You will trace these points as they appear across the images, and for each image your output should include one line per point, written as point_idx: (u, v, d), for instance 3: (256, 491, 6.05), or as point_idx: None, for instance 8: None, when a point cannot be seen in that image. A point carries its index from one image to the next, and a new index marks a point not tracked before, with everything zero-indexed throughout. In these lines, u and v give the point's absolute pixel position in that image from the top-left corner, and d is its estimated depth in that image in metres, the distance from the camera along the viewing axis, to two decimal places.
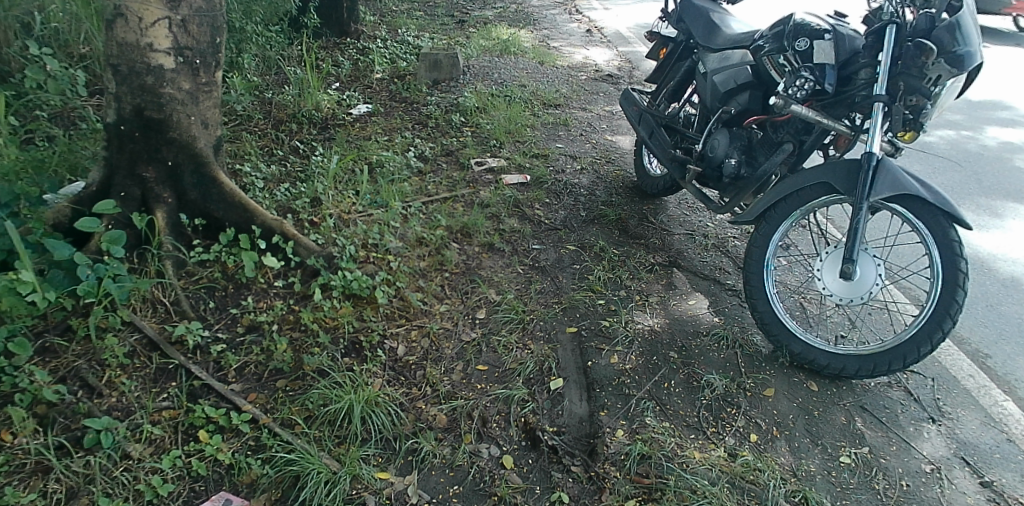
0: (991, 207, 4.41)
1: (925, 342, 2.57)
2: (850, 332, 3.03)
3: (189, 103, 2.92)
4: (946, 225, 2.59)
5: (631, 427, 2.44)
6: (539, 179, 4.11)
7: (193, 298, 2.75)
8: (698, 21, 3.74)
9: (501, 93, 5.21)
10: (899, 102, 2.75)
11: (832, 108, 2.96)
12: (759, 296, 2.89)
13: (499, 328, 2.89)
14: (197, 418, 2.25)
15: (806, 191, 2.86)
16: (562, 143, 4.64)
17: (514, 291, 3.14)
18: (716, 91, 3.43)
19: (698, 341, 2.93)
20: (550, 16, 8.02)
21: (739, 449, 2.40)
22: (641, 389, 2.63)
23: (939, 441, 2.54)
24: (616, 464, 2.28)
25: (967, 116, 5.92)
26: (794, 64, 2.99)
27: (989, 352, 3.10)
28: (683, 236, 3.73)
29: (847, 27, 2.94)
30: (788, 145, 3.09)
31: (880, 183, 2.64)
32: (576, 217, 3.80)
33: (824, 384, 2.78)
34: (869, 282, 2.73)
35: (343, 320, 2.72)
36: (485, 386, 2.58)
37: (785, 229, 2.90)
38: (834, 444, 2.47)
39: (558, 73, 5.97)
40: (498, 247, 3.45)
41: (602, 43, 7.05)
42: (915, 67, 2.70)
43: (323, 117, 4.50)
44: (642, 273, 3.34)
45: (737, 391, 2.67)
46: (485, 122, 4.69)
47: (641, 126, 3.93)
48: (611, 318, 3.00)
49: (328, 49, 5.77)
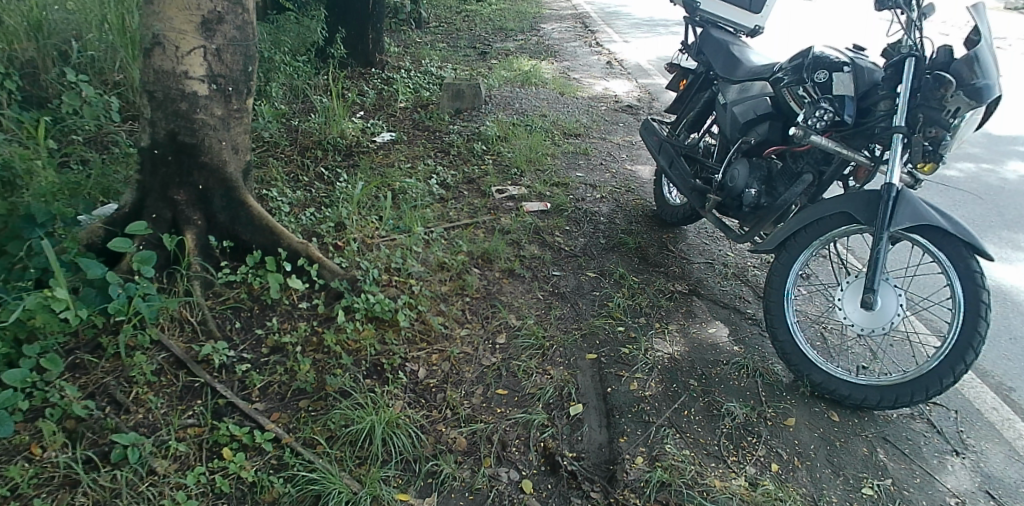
0: (1012, 239, 4.39)
1: (948, 373, 2.56)
2: (871, 363, 3.01)
3: (220, 129, 3.02)
4: (967, 256, 2.60)
5: (651, 454, 2.43)
6: (560, 207, 4.14)
7: (219, 318, 2.81)
8: (717, 52, 3.78)
9: (522, 122, 5.29)
10: (918, 133, 2.79)
11: (851, 138, 2.99)
12: (780, 325, 2.90)
13: (519, 353, 2.89)
14: (222, 435, 2.28)
15: (826, 221, 2.88)
16: (582, 172, 4.67)
17: (534, 316, 3.15)
18: (736, 122, 3.49)
19: (718, 370, 2.92)
20: (572, 48, 8.15)
21: (760, 479, 2.38)
22: (661, 416, 2.63)
23: (963, 475, 2.52)
24: (635, 491, 2.27)
25: (986, 149, 5.92)
26: (813, 95, 3.04)
27: (1012, 385, 3.06)
28: (702, 265, 3.73)
29: (866, 60, 3.00)
30: (808, 176, 3.11)
31: (900, 214, 2.66)
32: (596, 244, 3.81)
33: (846, 415, 2.77)
34: (890, 313, 2.75)
35: (365, 343, 2.75)
36: (505, 410, 2.59)
37: (804, 259, 2.93)
38: (856, 476, 2.46)
39: (579, 103, 6.05)
40: (519, 273, 3.47)
41: (623, 75, 7.14)
42: (934, 99, 2.72)
43: (347, 144, 4.61)
44: (662, 301, 3.34)
45: (758, 421, 2.66)
46: (506, 151, 4.75)
47: (661, 156, 3.96)
48: (630, 345, 3.01)
49: (354, 78, 5.92)
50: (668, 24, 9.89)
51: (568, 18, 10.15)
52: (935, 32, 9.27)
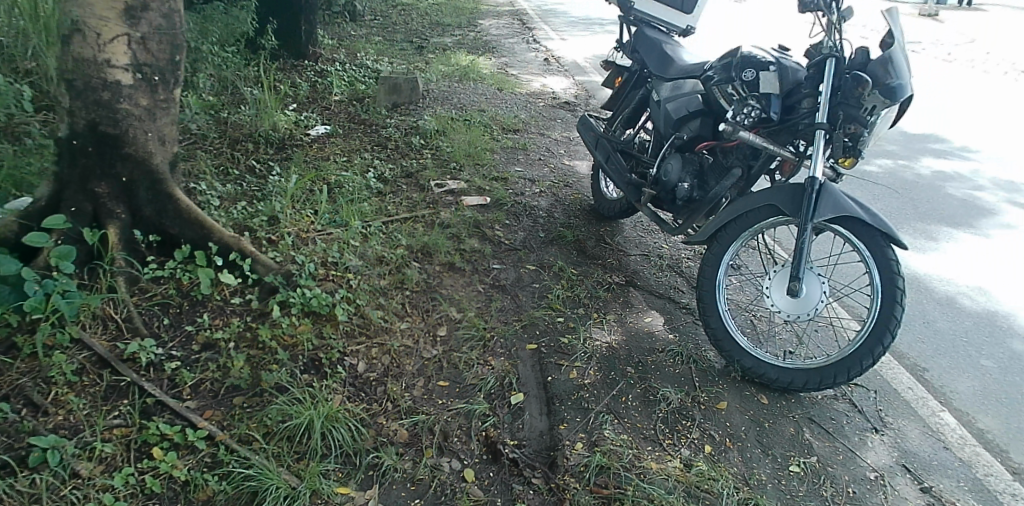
0: (927, 231, 4.76)
1: (867, 355, 2.72)
2: (798, 348, 3.16)
3: (145, 119, 2.90)
4: (885, 245, 2.77)
5: (590, 439, 2.49)
6: (499, 201, 4.15)
7: (146, 315, 2.70)
8: (651, 51, 3.87)
9: (460, 117, 5.29)
10: (838, 130, 2.94)
11: (777, 135, 3.13)
12: (712, 313, 3.02)
13: (460, 345, 2.89)
14: (151, 434, 2.20)
15: (755, 213, 3.02)
16: (521, 167, 4.70)
17: (475, 308, 3.15)
18: (669, 119, 3.59)
19: (654, 357, 3.00)
20: (509, 45, 8.18)
21: (694, 460, 2.47)
22: (599, 403, 2.68)
23: (882, 450, 2.72)
24: (575, 475, 2.32)
25: (902, 146, 6.29)
26: (741, 93, 3.17)
27: (926, 366, 3.39)
28: (638, 257, 3.82)
29: (790, 60, 3.15)
30: (737, 170, 3.24)
31: (822, 206, 2.81)
32: (535, 237, 3.84)
33: (774, 397, 2.90)
34: (814, 299, 2.89)
35: (301, 338, 2.69)
36: (446, 401, 2.59)
37: (735, 249, 3.06)
38: (784, 454, 2.59)
39: (517, 99, 6.08)
40: (458, 266, 3.45)
41: (560, 72, 7.22)
42: (853, 98, 2.88)
43: (280, 137, 4.51)
44: (600, 292, 3.41)
45: (692, 405, 2.76)
46: (445, 145, 4.74)
47: (597, 151, 4.04)
48: (569, 335, 3.06)
49: (286, 70, 5.78)
50: (604, 23, 10.06)
51: (505, 15, 10.19)
52: (856, 36, 9.75)
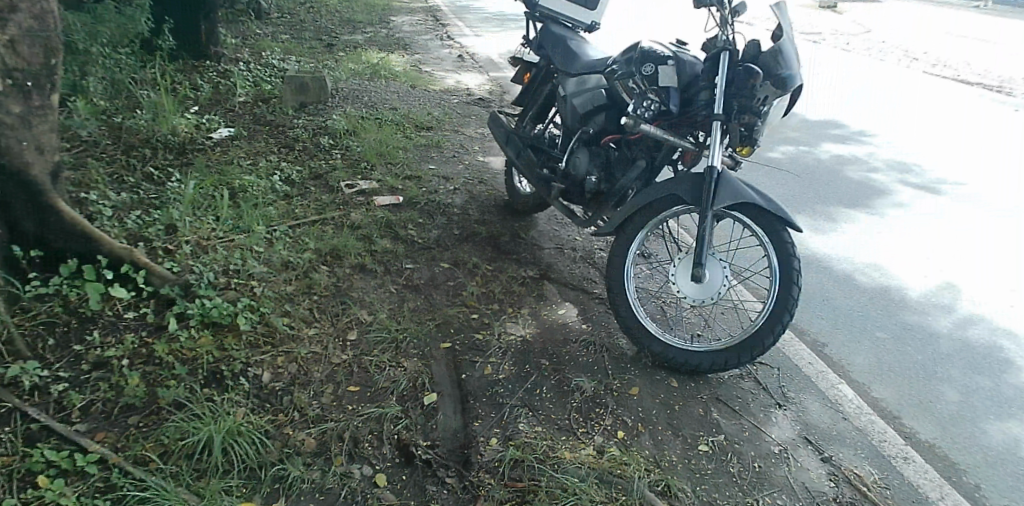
0: (826, 213, 5.02)
1: (768, 334, 2.85)
2: (705, 331, 3.27)
3: (20, 127, 2.70)
4: (780, 229, 2.90)
5: (504, 434, 2.49)
6: (412, 200, 4.11)
7: (29, 335, 2.52)
8: (557, 47, 3.90)
9: (371, 116, 5.20)
10: (733, 120, 3.04)
11: (678, 126, 3.21)
12: (622, 301, 3.09)
13: (371, 349, 2.84)
14: (35, 463, 2.05)
15: (659, 202, 3.09)
16: (434, 165, 4.66)
17: (387, 310, 3.10)
18: (576, 113, 3.63)
19: (568, 348, 3.04)
20: (423, 41, 8.11)
21: (606, 446, 2.52)
22: (514, 397, 2.69)
23: (785, 424, 2.84)
24: (490, 471, 2.32)
25: (803, 133, 6.62)
26: (641, 87, 3.23)
27: (825, 341, 3.57)
28: (552, 250, 3.86)
29: (687, 54, 3.23)
30: (642, 162, 3.30)
31: (721, 193, 2.90)
32: (449, 235, 3.82)
33: (684, 380, 2.99)
34: (717, 283, 3.00)
35: (201, 351, 2.58)
36: (357, 406, 2.54)
37: (641, 238, 3.13)
38: (694, 434, 2.67)
39: (430, 96, 6.03)
40: (370, 268, 3.39)
41: (474, 68, 7.20)
42: (746, 89, 2.99)
43: (180, 142, 4.31)
44: (514, 287, 3.42)
45: (605, 392, 2.81)
46: (355, 145, 4.64)
47: (508, 147, 4.04)
48: (484, 331, 3.06)
49: (186, 71, 5.53)
50: (518, 18, 10.11)
51: (419, 11, 10.09)
52: (759, 28, 10.17)
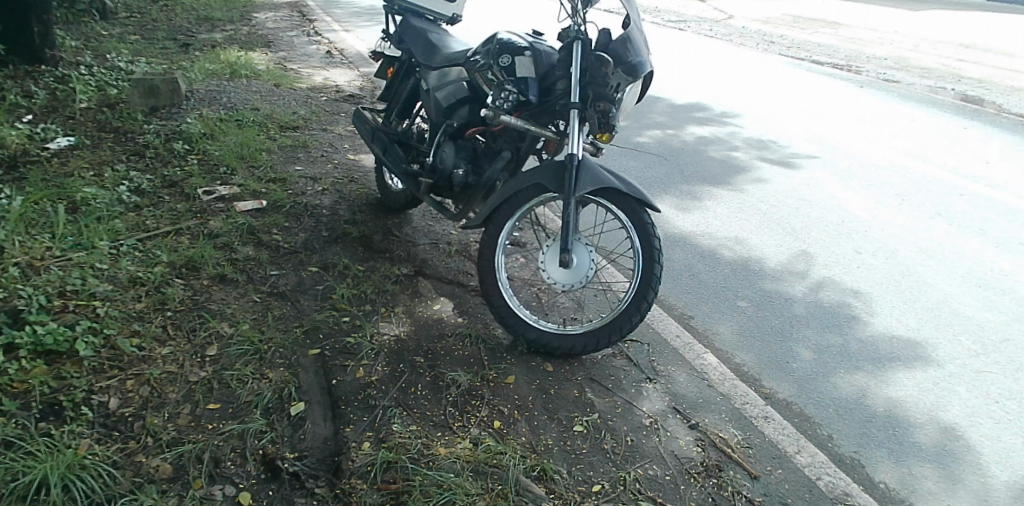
0: (691, 192, 5.28)
1: (636, 312, 2.98)
2: (578, 314, 3.36)
3: None
4: (640, 211, 3.01)
5: (377, 437, 2.44)
6: (277, 203, 3.95)
7: None
8: (417, 40, 3.85)
9: (231, 118, 4.95)
10: (590, 107, 3.10)
11: (538, 116, 3.25)
12: (495, 292, 3.11)
13: (233, 363, 2.71)
14: None
15: (525, 191, 3.12)
16: (301, 165, 4.50)
17: (251, 320, 2.96)
18: (439, 107, 3.60)
19: (443, 343, 3.03)
20: (289, 38, 7.80)
21: (482, 437, 2.52)
22: (387, 398, 2.65)
23: (655, 397, 2.97)
24: (362, 477, 2.27)
25: (669, 117, 6.93)
26: (500, 78, 3.24)
27: (691, 314, 3.77)
28: (426, 246, 3.83)
29: (543, 45, 3.26)
30: (506, 153, 3.33)
31: (583, 180, 2.96)
32: (318, 237, 3.70)
33: (558, 364, 3.06)
34: (585, 267, 3.08)
35: (33, 383, 2.36)
36: (217, 425, 2.41)
37: (510, 229, 3.15)
38: (569, 416, 2.74)
39: (297, 94, 5.82)
40: (231, 277, 3.22)
41: (344, 64, 7.01)
42: (600, 77, 3.06)
43: (9, 154, 3.91)
44: (387, 286, 3.37)
45: (480, 384, 2.82)
46: (213, 149, 4.40)
47: (375, 144, 3.97)
48: (355, 333, 2.99)
49: (16, 77, 5.03)
50: None
51: (284, 6, 9.70)
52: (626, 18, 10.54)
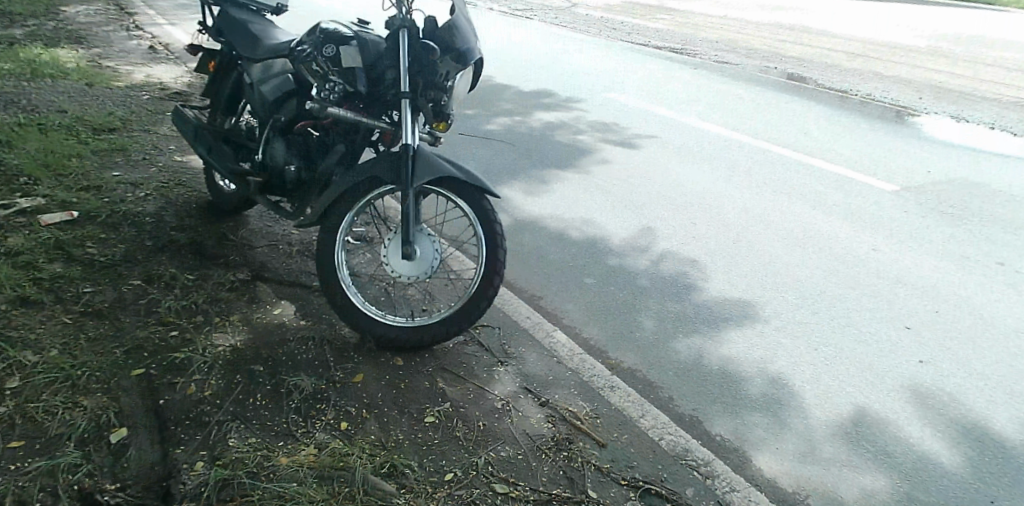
0: (540, 176, 5.42)
1: (482, 298, 2.99)
2: (427, 305, 3.36)
3: None
4: (479, 197, 3.02)
5: (212, 455, 2.29)
6: (91, 213, 3.61)
7: None
8: (238, 31, 3.64)
9: (33, 122, 4.46)
10: (420, 96, 3.03)
11: (369, 107, 3.16)
12: (337, 291, 3.04)
13: (39, 393, 2.44)
14: None
15: (362, 184, 3.03)
16: (120, 170, 4.14)
17: (60, 344, 2.69)
18: (266, 102, 3.45)
19: (285, 349, 2.91)
20: (105, 33, 7.14)
21: (329, 441, 2.44)
22: (222, 413, 2.50)
23: (506, 379, 3.02)
24: (195, 499, 2.09)
25: (517, 104, 7.07)
26: (326, 69, 3.13)
27: (540, 296, 3.88)
28: (266, 248, 3.66)
29: (371, 33, 3.16)
30: (339, 146, 3.24)
31: (419, 170, 2.90)
32: (141, 248, 3.42)
33: (408, 357, 3.03)
34: (429, 258, 3.05)
35: None
36: (21, 464, 2.14)
37: (349, 223, 3.07)
38: (420, 408, 2.72)
39: (113, 93, 5.34)
40: (35, 299, 2.91)
41: (170, 59, 6.53)
42: (428, 65, 3.00)
43: None
44: (221, 294, 3.18)
45: (326, 386, 2.74)
46: (11, 158, 3.95)
47: (199, 143, 3.74)
48: (184, 348, 2.80)
49: None
50: None
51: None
52: None
